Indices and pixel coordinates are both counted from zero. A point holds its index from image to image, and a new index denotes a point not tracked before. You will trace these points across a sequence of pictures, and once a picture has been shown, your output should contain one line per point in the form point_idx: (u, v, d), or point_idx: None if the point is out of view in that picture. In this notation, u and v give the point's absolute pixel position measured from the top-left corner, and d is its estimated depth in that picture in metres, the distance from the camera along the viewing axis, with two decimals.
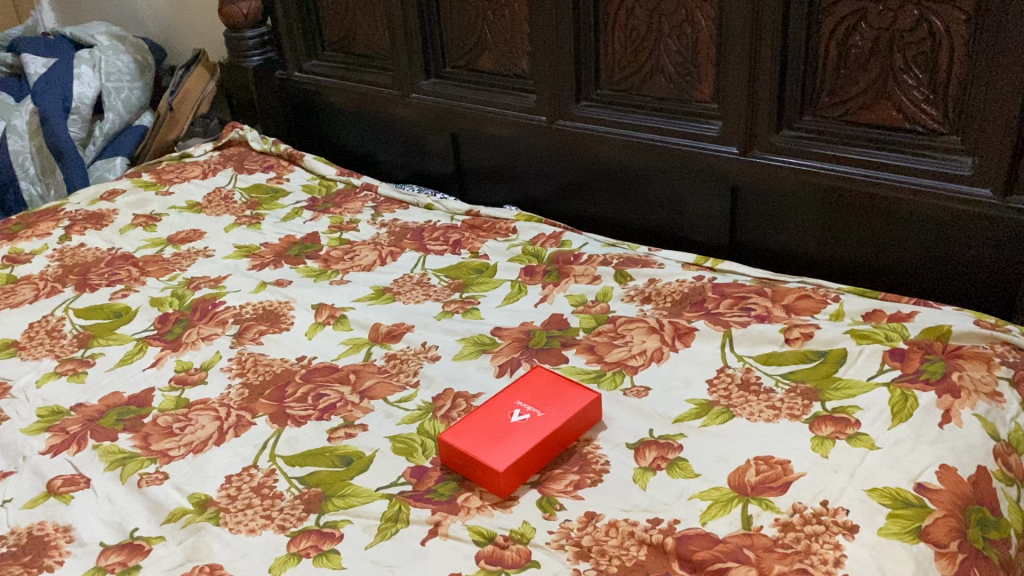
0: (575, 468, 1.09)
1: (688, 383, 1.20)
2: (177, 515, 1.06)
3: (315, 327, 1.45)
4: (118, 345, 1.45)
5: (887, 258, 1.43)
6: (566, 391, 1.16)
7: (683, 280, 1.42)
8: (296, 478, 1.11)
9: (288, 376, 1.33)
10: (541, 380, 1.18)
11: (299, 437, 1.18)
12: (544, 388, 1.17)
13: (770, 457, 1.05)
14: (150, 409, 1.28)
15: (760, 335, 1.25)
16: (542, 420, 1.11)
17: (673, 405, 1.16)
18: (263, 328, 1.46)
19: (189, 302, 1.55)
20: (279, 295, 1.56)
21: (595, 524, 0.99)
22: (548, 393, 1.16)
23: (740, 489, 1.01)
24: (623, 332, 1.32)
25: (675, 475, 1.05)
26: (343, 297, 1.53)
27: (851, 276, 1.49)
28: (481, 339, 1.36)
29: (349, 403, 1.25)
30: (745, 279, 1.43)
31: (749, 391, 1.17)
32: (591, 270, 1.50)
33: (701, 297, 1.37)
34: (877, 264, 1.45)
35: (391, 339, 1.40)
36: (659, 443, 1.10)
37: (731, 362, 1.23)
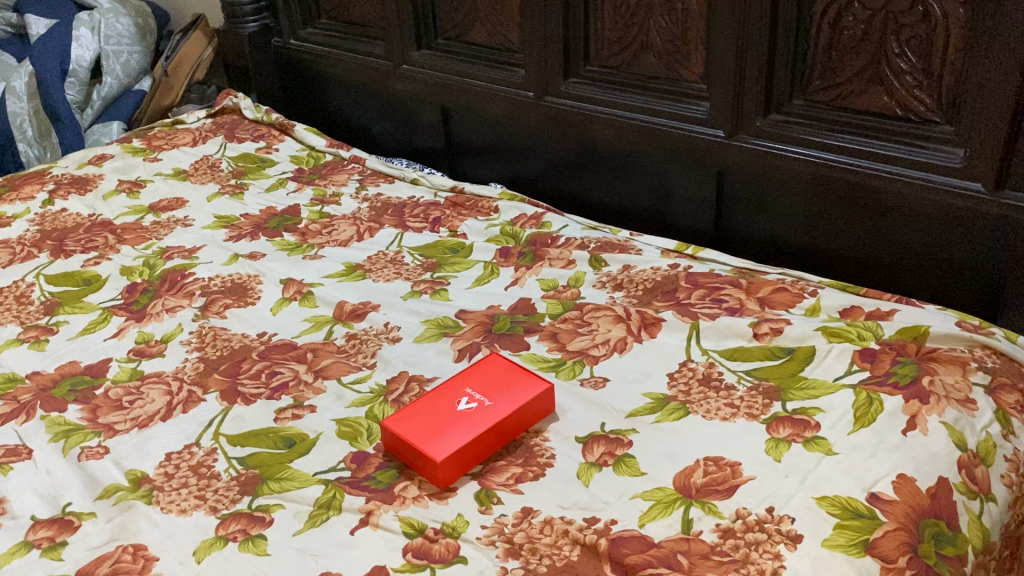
0: (519, 460, 1.05)
1: (648, 376, 1.15)
2: (110, 492, 1.04)
3: (281, 303, 1.43)
4: (83, 313, 1.44)
5: (872, 251, 1.37)
6: (519, 379, 1.12)
7: (657, 267, 1.37)
8: (236, 459, 1.09)
9: (246, 352, 1.30)
10: (496, 367, 1.14)
11: (246, 416, 1.16)
12: (496, 375, 1.13)
13: (721, 458, 1.01)
14: (103, 380, 1.27)
15: (729, 329, 1.20)
16: (490, 408, 1.07)
17: (629, 399, 1.12)
18: (229, 301, 1.44)
19: (159, 272, 1.53)
20: (250, 268, 1.53)
21: (530, 521, 0.96)
22: (499, 381, 1.12)
23: (685, 490, 0.97)
24: (589, 320, 1.27)
25: (620, 473, 1.01)
26: (313, 273, 1.50)
27: (837, 268, 1.43)
28: (445, 321, 1.32)
29: (302, 383, 1.22)
30: (725, 267, 1.37)
31: (709, 387, 1.12)
32: (566, 254, 1.45)
33: (673, 285, 1.31)
34: (862, 257, 1.39)
35: (354, 318, 1.36)
36: (608, 439, 1.06)
37: (695, 355, 1.17)
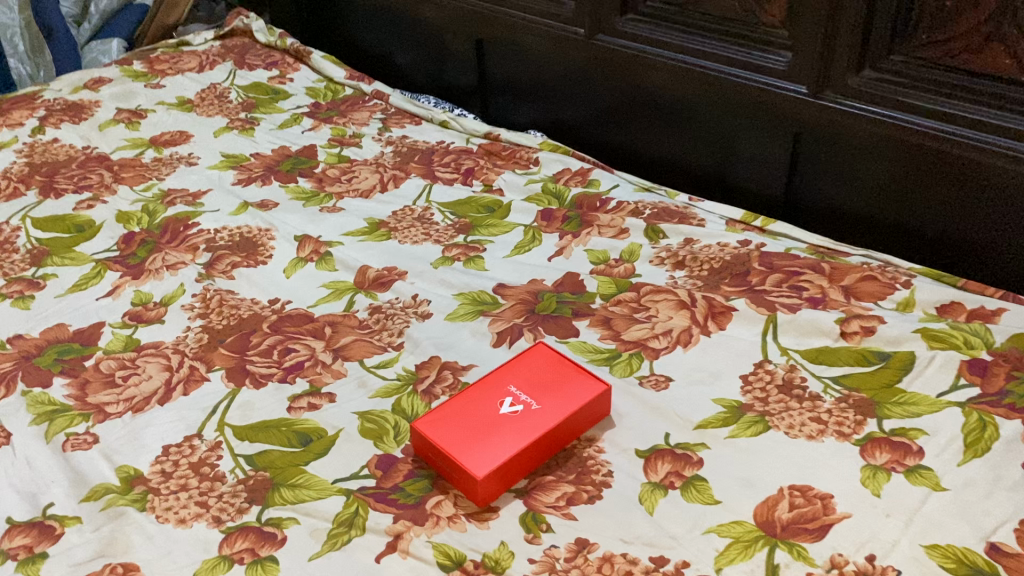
0: (570, 477, 0.91)
1: (718, 377, 1.00)
2: (98, 493, 0.91)
3: (295, 263, 1.27)
4: (74, 266, 1.29)
5: (968, 233, 1.20)
6: (571, 377, 0.97)
7: (725, 242, 1.20)
8: (244, 457, 0.94)
9: (255, 323, 1.15)
10: (544, 359, 0.99)
11: (255, 403, 1.02)
12: (544, 370, 0.97)
13: (809, 488, 0.86)
14: (94, 349, 1.12)
15: (810, 325, 1.04)
16: (537, 413, 0.92)
17: (697, 406, 0.97)
18: (237, 259, 1.28)
19: (160, 220, 1.37)
20: (261, 220, 1.36)
21: (586, 556, 0.82)
22: (547, 378, 0.97)
23: (769, 527, 0.83)
24: (647, 303, 1.11)
25: (689, 500, 0.87)
26: (331, 229, 1.34)
27: (928, 248, 1.26)
28: (481, 297, 1.16)
29: (319, 365, 1.07)
30: (800, 245, 1.20)
31: (790, 396, 0.97)
32: (618, 220, 1.28)
33: (744, 267, 1.15)
34: (956, 239, 1.22)
35: (378, 287, 1.20)
36: (674, 454, 0.92)
37: (773, 355, 1.02)
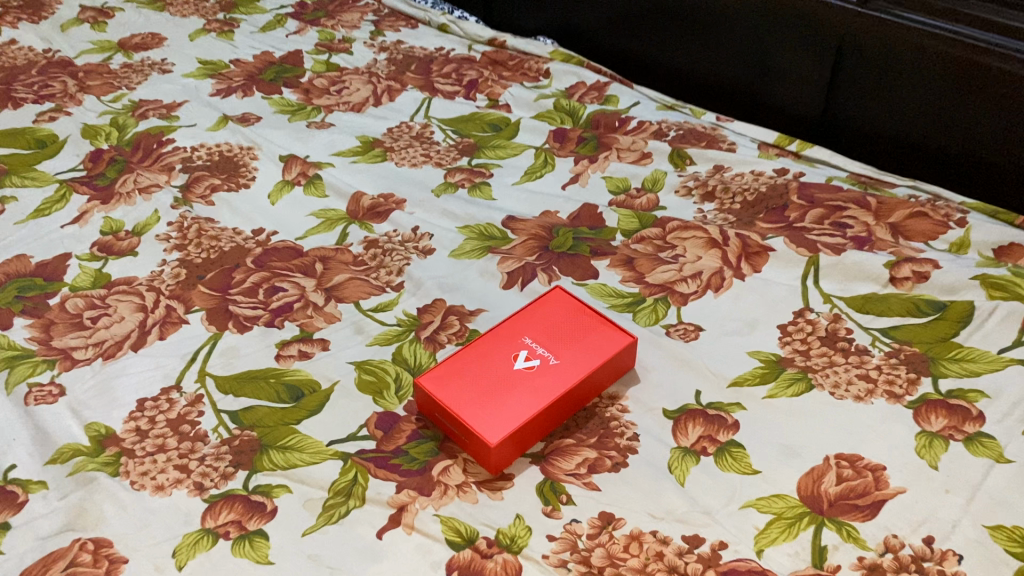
0: (592, 440, 0.82)
1: (754, 328, 0.90)
2: (66, 455, 0.81)
3: (281, 187, 1.15)
4: (36, 188, 1.16)
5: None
6: (592, 327, 0.87)
7: (758, 171, 1.08)
8: (228, 414, 0.85)
9: (238, 257, 1.04)
10: (561, 307, 0.89)
11: (240, 350, 0.92)
12: (562, 320, 0.88)
13: (857, 458, 0.78)
14: (59, 286, 1.01)
15: (856, 270, 0.94)
16: (555, 368, 0.83)
17: (731, 360, 0.87)
18: (216, 182, 1.16)
19: (130, 136, 1.24)
20: (242, 137, 1.23)
21: (611, 533, 0.74)
22: (565, 329, 0.87)
23: (814, 503, 0.75)
24: (673, 241, 1.00)
25: (724, 469, 0.78)
26: (321, 149, 1.21)
27: (980, 177, 1.15)
28: (488, 231, 1.05)
29: (309, 307, 0.97)
30: (841, 174, 1.10)
31: (835, 350, 0.87)
32: (639, 143, 1.16)
33: (781, 200, 1.03)
34: (1012, 168, 1.11)
35: (374, 217, 1.09)
36: (706, 416, 0.82)
37: (814, 304, 0.92)
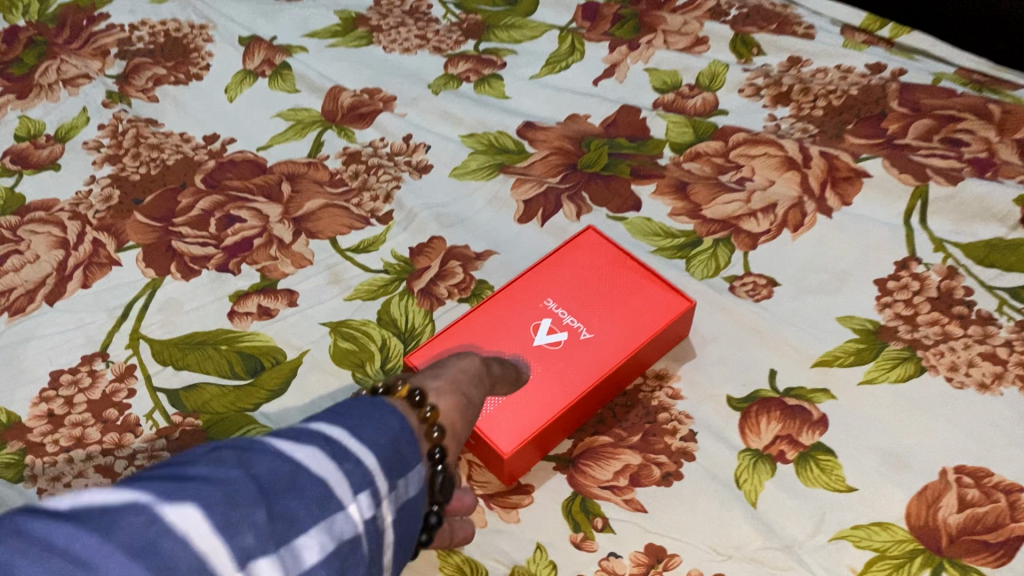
0: (635, 438, 0.63)
1: (843, 283, 0.70)
2: None
3: (241, 79, 0.92)
4: None
5: None
6: (633, 290, 0.69)
7: (846, 66, 0.85)
8: (165, 394, 0.66)
9: (185, 173, 0.83)
10: (593, 261, 0.71)
11: (184, 304, 0.72)
12: (598, 286, 0.70)
13: (985, 475, 0.59)
14: None
15: (977, 205, 0.73)
16: (589, 351, 0.66)
17: (814, 329, 0.68)
18: (160, 72, 0.93)
19: (54, 10, 1.00)
20: (192, 11, 0.98)
21: None
22: (601, 299, 0.69)
23: (928, 537, 0.57)
24: (738, 159, 0.78)
25: (809, 484, 0.60)
26: (291, 28, 0.97)
27: None
28: (500, 141, 0.83)
29: (272, 244, 0.76)
30: (947, 70, 0.86)
31: (950, 317, 0.67)
32: (692, 25, 0.91)
33: (876, 107, 0.81)
34: None
35: (355, 121, 0.87)
36: (785, 408, 0.64)
37: (923, 253, 0.71)
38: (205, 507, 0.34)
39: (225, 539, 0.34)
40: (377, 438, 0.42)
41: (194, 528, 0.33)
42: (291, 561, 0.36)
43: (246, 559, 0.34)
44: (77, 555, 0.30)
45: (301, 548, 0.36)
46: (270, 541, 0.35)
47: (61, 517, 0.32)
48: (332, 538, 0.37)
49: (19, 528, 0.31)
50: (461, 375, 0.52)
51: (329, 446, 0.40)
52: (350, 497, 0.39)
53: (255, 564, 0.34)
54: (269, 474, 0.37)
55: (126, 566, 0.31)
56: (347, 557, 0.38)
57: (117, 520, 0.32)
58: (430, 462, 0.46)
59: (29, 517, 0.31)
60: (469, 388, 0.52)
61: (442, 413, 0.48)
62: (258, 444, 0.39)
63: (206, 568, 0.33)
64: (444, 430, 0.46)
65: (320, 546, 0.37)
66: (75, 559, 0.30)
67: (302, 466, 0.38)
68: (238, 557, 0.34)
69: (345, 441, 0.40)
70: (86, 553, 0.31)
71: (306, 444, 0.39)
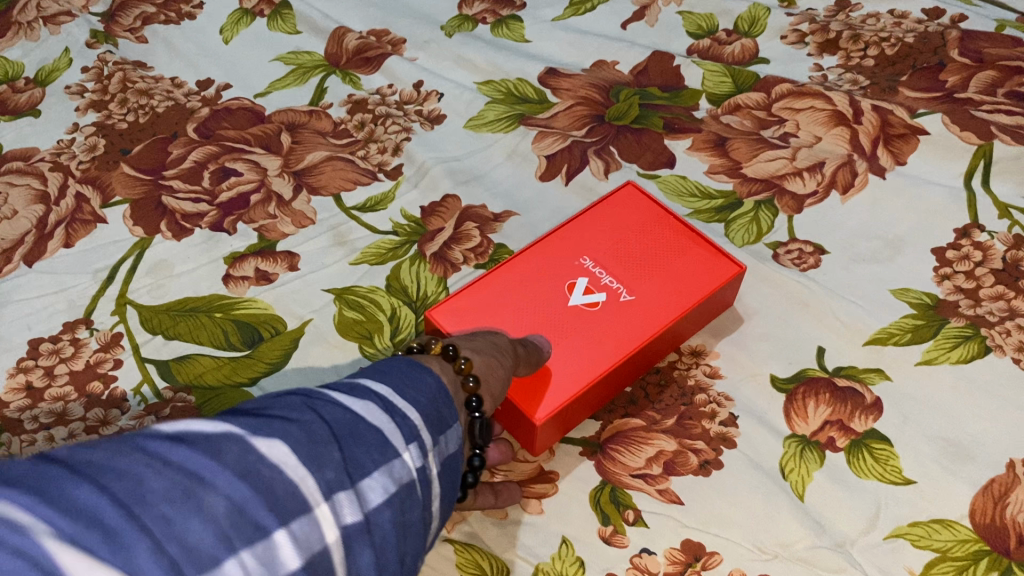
0: (670, 421, 0.57)
1: (897, 252, 0.64)
2: None
3: (237, 17, 0.85)
4: None
5: None
6: (674, 252, 0.62)
7: (900, 10, 0.78)
8: (155, 365, 0.60)
9: (177, 121, 0.76)
10: (629, 217, 0.64)
11: (175, 266, 0.66)
12: (643, 245, 0.63)
13: None
14: None
15: None
16: (626, 319, 0.59)
17: (866, 302, 0.62)
18: (149, 8, 0.85)
19: None
20: None
21: None
22: (647, 260, 0.62)
23: (996, 537, 0.51)
24: (781, 113, 0.72)
25: (862, 475, 0.54)
26: None
27: None
28: (520, 90, 0.77)
29: (271, 201, 0.70)
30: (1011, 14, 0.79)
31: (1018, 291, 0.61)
32: None
33: (934, 57, 0.74)
34: None
35: (362, 64, 0.79)
36: (835, 390, 0.58)
37: (986, 219, 0.65)
38: (291, 441, 0.33)
39: (310, 471, 0.32)
40: (422, 394, 0.40)
41: (283, 459, 0.32)
42: (362, 500, 0.34)
43: (329, 493, 0.33)
44: (189, 469, 0.29)
45: (366, 489, 0.34)
46: (348, 475, 0.34)
47: (168, 437, 0.30)
48: (394, 481, 0.35)
49: (139, 445, 0.29)
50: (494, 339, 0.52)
51: (389, 397, 0.38)
52: (408, 442, 0.37)
53: (334, 499, 0.33)
54: (341, 415, 0.35)
55: (232, 484, 0.30)
56: (410, 504, 0.36)
57: (218, 446, 0.31)
58: (466, 411, 0.45)
59: (143, 437, 0.30)
60: (502, 347, 0.51)
61: (477, 366, 0.47)
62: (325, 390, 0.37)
63: (297, 494, 0.31)
64: (477, 378, 0.45)
65: (383, 487, 0.35)
66: (186, 472, 0.29)
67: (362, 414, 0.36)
68: (323, 490, 0.32)
69: (394, 395, 0.38)
70: (198, 469, 0.30)
71: (363, 397, 0.37)
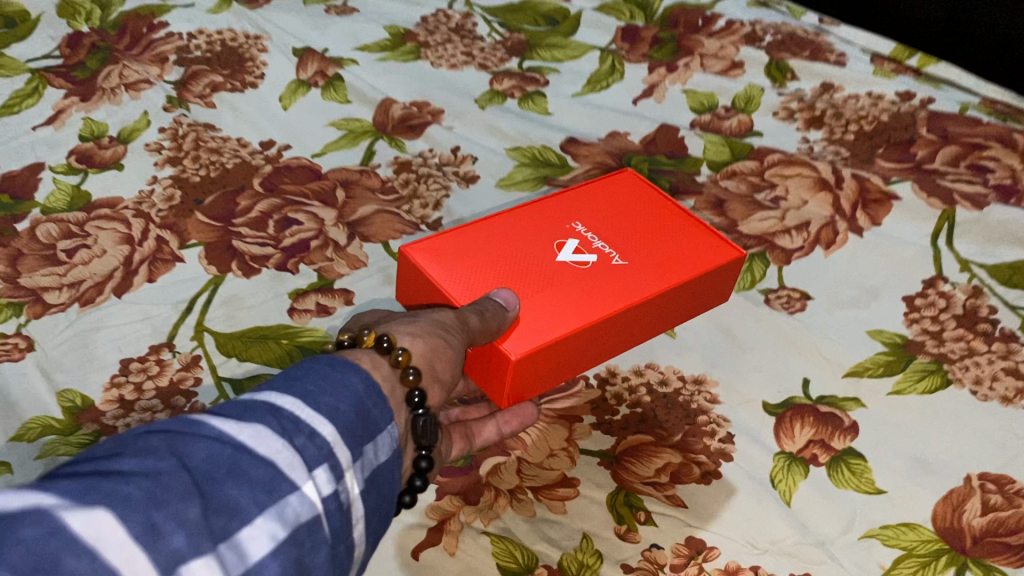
0: (676, 439, 0.66)
1: (873, 298, 0.74)
2: (34, 430, 0.66)
3: (295, 88, 0.96)
4: (3, 77, 0.97)
5: None
6: (666, 233, 0.74)
7: (877, 93, 0.90)
8: (229, 383, 0.70)
9: (244, 176, 0.86)
10: (626, 210, 0.76)
11: (246, 300, 0.76)
12: (640, 223, 0.75)
13: (1008, 481, 0.63)
14: (30, 206, 0.84)
15: (1001, 230, 0.77)
16: (625, 271, 0.70)
17: (846, 340, 0.72)
18: (218, 78, 0.97)
19: (115, 18, 1.05)
20: (249, 22, 1.04)
21: (701, 567, 0.59)
22: (644, 234, 0.74)
23: (956, 538, 0.60)
24: (773, 178, 0.83)
25: (841, 487, 0.63)
26: (343, 42, 1.02)
27: None
28: (544, 154, 0.88)
29: (329, 246, 0.80)
30: (973, 98, 0.91)
31: (975, 332, 0.71)
32: (727, 49, 0.97)
33: (905, 134, 0.85)
34: None
35: (406, 131, 0.91)
36: (818, 415, 0.67)
37: (949, 272, 0.75)
38: (117, 514, 0.34)
39: (144, 549, 0.35)
40: (336, 410, 0.44)
41: (103, 538, 0.34)
42: (233, 554, 0.38)
43: (175, 562, 0.35)
44: None
45: (245, 540, 0.38)
46: (205, 538, 0.37)
47: None
48: (281, 526, 0.39)
49: None
50: (435, 321, 0.59)
51: (276, 425, 0.42)
52: (304, 476, 0.41)
53: (186, 566, 0.35)
54: (205, 460, 0.39)
55: None
56: (305, 539, 0.40)
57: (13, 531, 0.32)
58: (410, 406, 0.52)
59: None
60: (453, 324, 0.59)
61: (418, 352, 0.55)
62: (196, 425, 0.40)
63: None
64: (418, 372, 0.52)
65: (268, 536, 0.39)
66: None
67: (242, 449, 0.40)
68: (164, 561, 0.35)
69: (294, 414, 0.43)
70: None
71: (248, 429, 0.41)
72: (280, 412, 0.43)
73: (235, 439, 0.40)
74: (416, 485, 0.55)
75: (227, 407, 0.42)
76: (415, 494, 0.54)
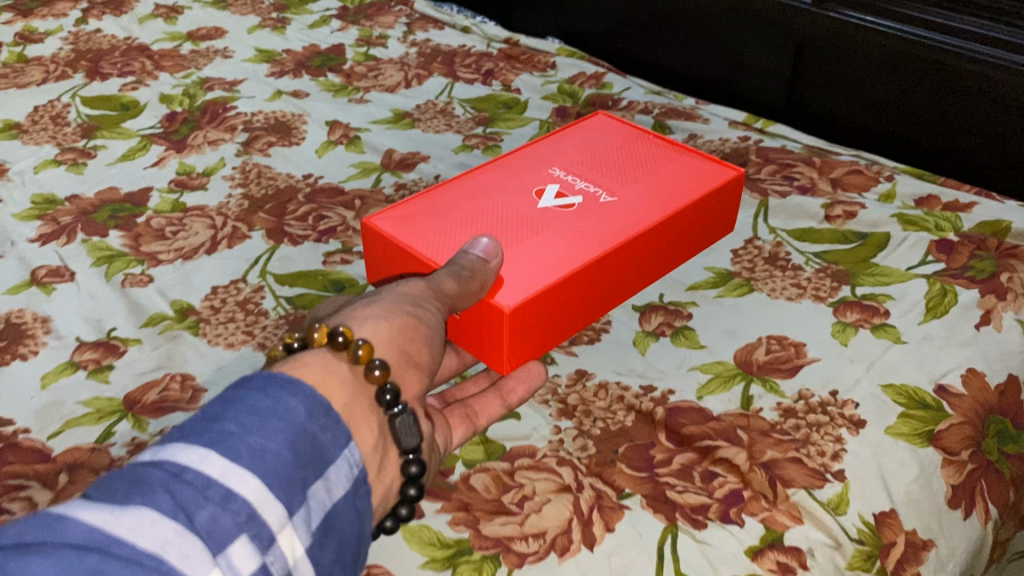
0: None
1: (710, 252, 1.11)
2: (156, 320, 1.03)
3: (326, 145, 1.37)
4: (122, 139, 1.39)
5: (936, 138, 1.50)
6: (634, 190, 1.07)
7: (726, 138, 1.31)
8: (284, 298, 1.06)
9: (291, 193, 1.26)
10: (604, 178, 1.10)
11: (294, 257, 1.13)
12: (609, 181, 1.09)
13: (784, 337, 0.98)
14: (145, 209, 1.23)
15: (798, 211, 1.16)
16: (615, 221, 1.00)
17: (690, 272, 1.09)
18: (273, 139, 1.39)
19: (200, 103, 1.48)
20: (295, 106, 1.47)
21: (584, 383, 0.93)
22: (621, 187, 1.08)
23: (746, 366, 0.95)
24: None
25: (677, 344, 0.98)
26: (360, 117, 1.45)
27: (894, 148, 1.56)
28: None
29: (350, 230, 1.19)
30: (796, 144, 1.32)
31: (775, 266, 1.08)
32: (628, 117, 1.39)
33: (740, 160, 1.26)
34: (926, 144, 1.51)
35: (403, 168, 1.31)
36: (667, 309, 1.03)
37: (762, 234, 1.13)
38: None
39: None
40: (240, 477, 0.53)
41: None
42: None
43: None
44: None
45: None
46: None
47: None
48: None
49: None
50: (409, 304, 0.79)
51: (167, 507, 0.50)
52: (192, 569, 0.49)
53: None
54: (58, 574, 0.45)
55: None
56: None
57: None
58: (388, 405, 0.67)
59: None
60: (423, 301, 0.81)
61: (391, 331, 0.74)
62: (61, 532, 0.47)
63: None
64: (382, 367, 0.67)
65: None
66: None
67: (111, 556, 0.47)
68: None
69: (185, 487, 0.51)
70: None
71: (121, 526, 0.48)
72: (172, 486, 0.51)
73: (104, 540, 0.47)
74: (410, 491, 0.69)
75: (118, 493, 0.50)
76: (415, 494, 0.70)
